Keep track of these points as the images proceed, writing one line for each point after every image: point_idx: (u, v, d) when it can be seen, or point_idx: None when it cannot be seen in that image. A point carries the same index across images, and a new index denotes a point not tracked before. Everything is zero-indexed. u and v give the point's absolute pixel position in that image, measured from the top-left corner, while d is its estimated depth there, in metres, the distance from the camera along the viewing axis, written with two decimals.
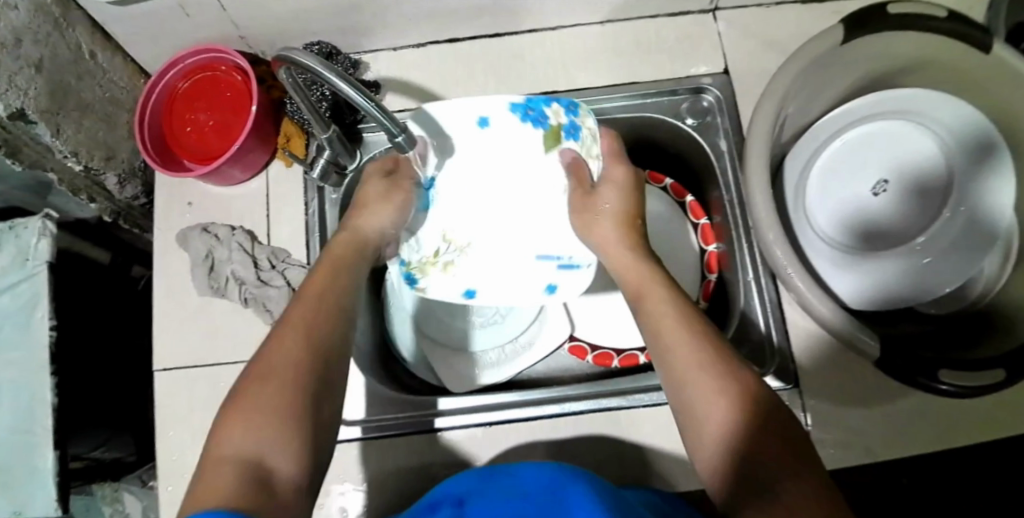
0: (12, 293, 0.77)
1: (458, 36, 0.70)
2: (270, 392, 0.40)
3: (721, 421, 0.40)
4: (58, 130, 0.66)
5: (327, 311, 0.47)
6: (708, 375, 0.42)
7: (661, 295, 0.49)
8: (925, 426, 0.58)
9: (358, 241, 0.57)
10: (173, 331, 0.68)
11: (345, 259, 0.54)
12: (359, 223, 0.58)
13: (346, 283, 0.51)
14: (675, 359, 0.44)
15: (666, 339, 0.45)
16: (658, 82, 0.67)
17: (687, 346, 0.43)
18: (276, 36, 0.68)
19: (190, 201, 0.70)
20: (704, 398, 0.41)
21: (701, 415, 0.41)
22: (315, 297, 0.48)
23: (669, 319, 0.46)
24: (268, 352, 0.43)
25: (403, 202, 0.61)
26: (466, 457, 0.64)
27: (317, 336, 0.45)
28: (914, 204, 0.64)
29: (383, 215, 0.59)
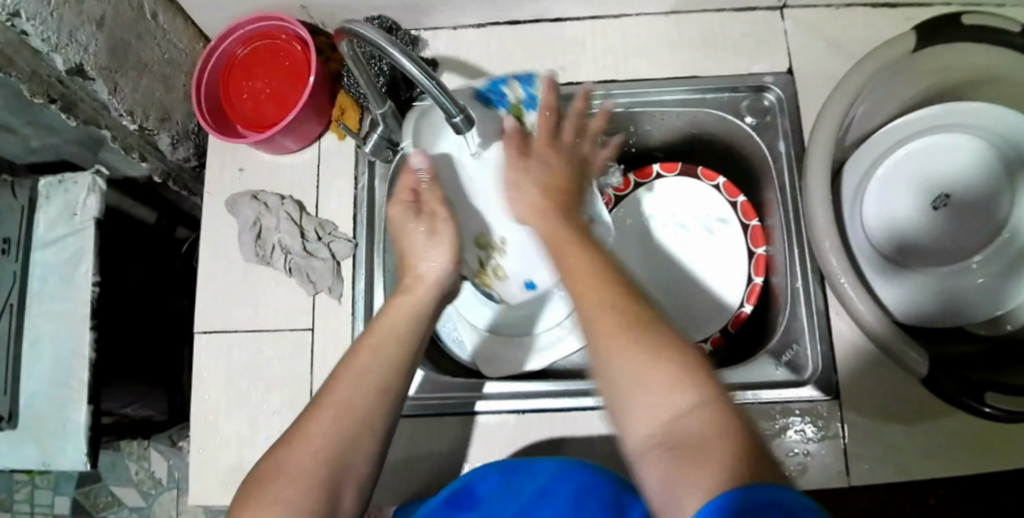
0: (57, 247, 0.78)
1: (519, 19, 0.69)
2: (279, 491, 0.40)
3: (663, 402, 0.35)
4: (116, 88, 0.67)
5: (363, 396, 0.44)
6: (637, 350, 0.37)
7: (588, 265, 0.42)
8: (968, 449, 0.57)
9: (422, 296, 0.50)
10: (217, 295, 0.68)
11: (404, 329, 0.48)
12: (419, 275, 0.51)
13: (395, 357, 0.46)
14: (601, 332, 0.38)
15: (589, 314, 0.39)
16: (720, 79, 0.66)
17: (611, 315, 0.38)
18: (336, 7, 0.67)
19: (241, 167, 0.70)
20: (650, 378, 0.36)
21: (649, 396, 0.35)
22: (351, 376, 0.44)
23: (592, 292, 0.40)
24: (296, 442, 0.42)
25: (454, 241, 0.53)
26: (495, 443, 0.64)
27: (343, 434, 0.42)
28: (975, 217, 0.62)
29: (435, 256, 0.52)
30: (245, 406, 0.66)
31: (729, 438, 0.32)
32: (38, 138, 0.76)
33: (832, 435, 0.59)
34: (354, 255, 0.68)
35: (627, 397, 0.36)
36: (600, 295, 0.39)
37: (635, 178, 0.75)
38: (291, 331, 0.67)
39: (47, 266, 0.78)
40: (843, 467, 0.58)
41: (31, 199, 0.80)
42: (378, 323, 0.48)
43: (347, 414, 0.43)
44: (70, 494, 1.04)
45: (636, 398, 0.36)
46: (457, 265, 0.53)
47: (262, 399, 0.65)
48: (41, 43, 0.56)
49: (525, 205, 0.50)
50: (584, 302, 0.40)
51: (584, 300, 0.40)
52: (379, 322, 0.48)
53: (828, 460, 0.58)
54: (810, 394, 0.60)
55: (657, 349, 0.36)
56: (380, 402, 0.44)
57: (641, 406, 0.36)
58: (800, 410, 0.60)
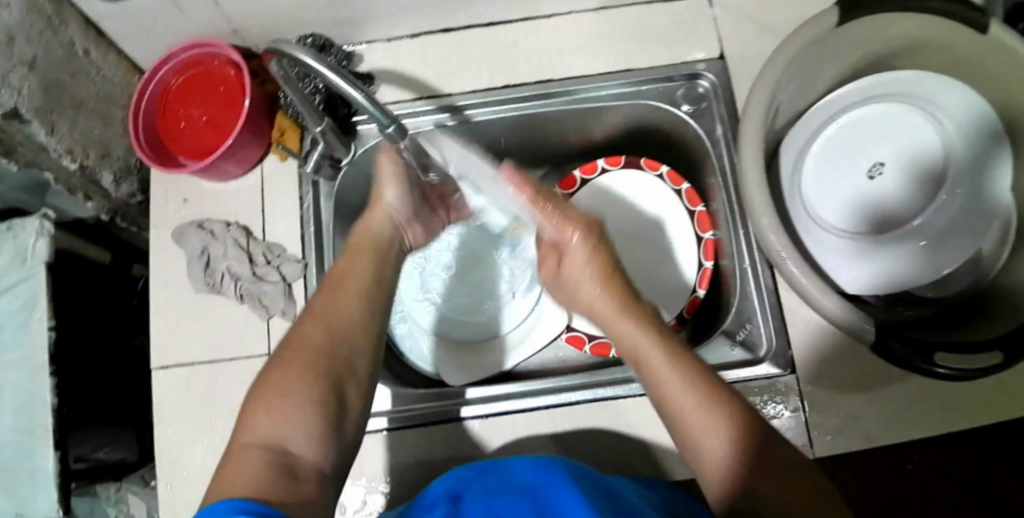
0: (9, 295, 0.77)
1: (451, 26, 0.69)
2: (286, 390, 0.43)
3: (720, 458, 0.41)
4: (53, 129, 0.66)
5: (352, 307, 0.49)
6: (699, 408, 0.42)
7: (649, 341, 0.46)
8: (928, 411, 0.57)
9: (378, 226, 0.57)
10: (171, 328, 0.68)
11: (370, 244, 0.55)
12: (377, 209, 0.58)
13: (370, 269, 0.53)
14: (676, 403, 0.43)
15: (662, 388, 0.44)
16: (653, 69, 0.67)
17: (673, 377, 0.44)
18: (268, 30, 0.68)
19: (185, 197, 0.70)
20: (710, 436, 0.41)
21: (707, 452, 0.42)
22: (334, 290, 0.50)
23: (660, 368, 0.45)
24: (288, 352, 0.46)
25: (399, 174, 0.59)
26: (461, 450, 0.63)
27: (336, 331, 0.47)
28: (912, 184, 0.63)
29: (390, 191, 0.58)
30: (206, 438, 0.65)
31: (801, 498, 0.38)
32: None
33: (793, 409, 0.58)
34: (304, 276, 0.67)
35: (692, 448, 0.43)
36: (654, 359, 0.45)
37: (580, 174, 0.75)
38: (248, 357, 0.66)
39: (2, 315, 0.77)
40: (808, 441, 0.57)
41: None
42: (352, 244, 0.55)
43: (337, 321, 0.48)
44: None
45: (700, 452, 0.42)
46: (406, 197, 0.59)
47: (224, 429, 0.65)
48: None
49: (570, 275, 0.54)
50: (642, 365, 0.46)
51: (646, 366, 0.46)
52: (355, 245, 0.55)
53: (792, 437, 0.58)
54: (767, 371, 0.60)
55: (728, 412, 0.42)
56: (366, 308, 0.50)
57: (704, 459, 0.42)
58: (758, 389, 0.60)
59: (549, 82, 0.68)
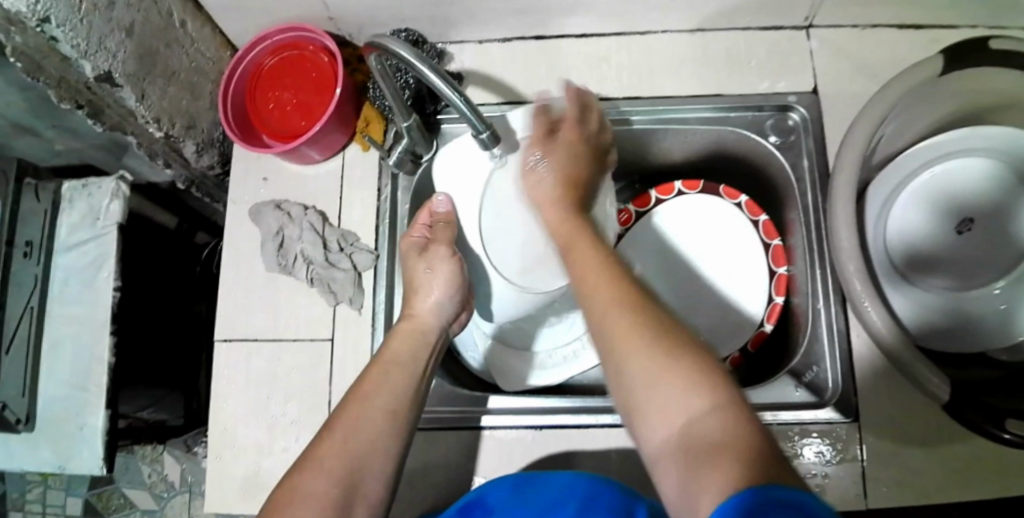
0: (78, 251, 0.79)
1: (546, 34, 0.69)
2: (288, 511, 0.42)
3: (678, 406, 0.36)
4: (143, 96, 0.67)
5: (374, 420, 0.48)
6: (651, 352, 0.39)
7: (598, 281, 0.44)
8: (989, 476, 0.57)
9: (419, 330, 0.57)
10: (238, 303, 0.69)
11: (404, 356, 0.53)
12: (416, 312, 0.58)
13: (401, 383, 0.51)
14: (618, 346, 0.40)
15: (605, 328, 0.42)
16: (744, 97, 0.66)
17: (623, 319, 0.41)
18: (364, 20, 0.68)
19: (265, 176, 0.71)
20: (665, 385, 0.37)
21: (664, 403, 0.37)
22: (358, 402, 0.49)
23: (608, 307, 0.42)
24: (300, 471, 0.45)
25: (454, 271, 0.58)
26: (511, 459, 0.64)
27: (351, 455, 0.46)
28: (994, 242, 0.61)
29: (432, 293, 0.58)
30: (262, 415, 0.66)
31: (745, 442, 0.32)
32: (61, 142, 0.77)
33: (849, 458, 0.58)
34: (375, 267, 0.68)
35: (643, 405, 0.38)
36: (606, 301, 0.43)
37: (656, 195, 0.76)
38: (310, 340, 0.67)
39: (69, 271, 0.79)
40: (862, 491, 0.57)
41: (54, 202, 0.80)
42: (382, 353, 0.54)
43: (363, 439, 0.47)
44: (81, 496, 1.04)
45: (655, 404, 0.37)
46: (452, 300, 0.59)
47: (281, 408, 0.66)
48: (71, 50, 0.57)
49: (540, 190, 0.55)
50: (594, 309, 0.43)
51: (599, 307, 0.43)
52: (387, 354, 0.53)
53: (846, 484, 0.58)
54: (829, 416, 0.59)
55: (676, 352, 0.38)
56: (390, 428, 0.48)
57: (658, 413, 0.37)
58: (815, 432, 0.59)
59: (636, 101, 0.68)
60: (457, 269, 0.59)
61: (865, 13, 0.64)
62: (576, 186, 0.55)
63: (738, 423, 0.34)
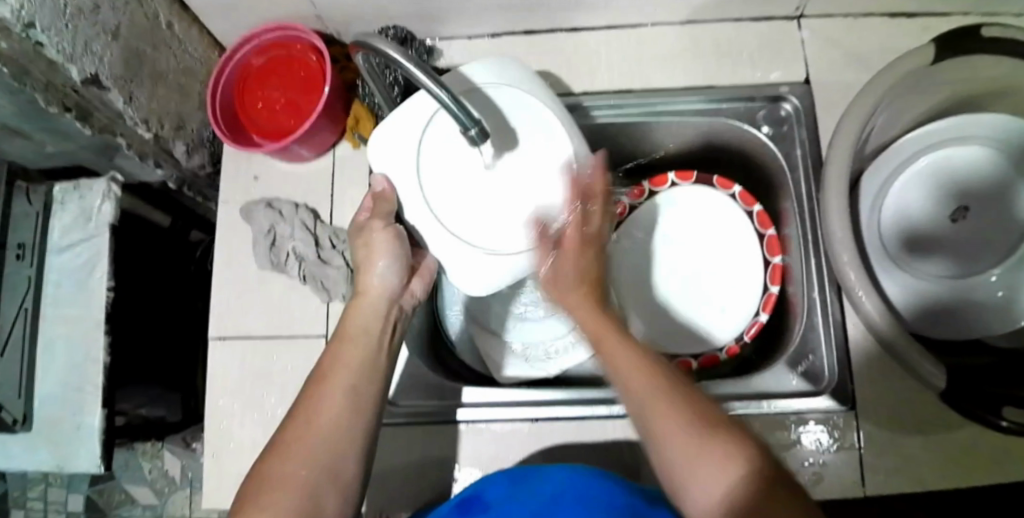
0: (72, 252, 0.79)
1: (535, 28, 0.69)
2: (259, 510, 0.42)
3: (720, 477, 0.40)
4: (131, 98, 0.67)
5: (335, 403, 0.47)
6: (693, 428, 0.42)
7: (628, 362, 0.47)
8: (988, 460, 0.57)
9: (373, 304, 0.54)
10: (232, 302, 0.69)
11: (359, 329, 0.53)
12: (364, 288, 0.55)
13: (356, 359, 0.51)
14: (653, 429, 0.43)
15: (640, 414, 0.44)
16: (735, 88, 0.66)
17: (663, 395, 0.44)
18: (352, 16, 0.68)
19: (256, 175, 0.70)
20: (707, 458, 0.40)
21: (703, 474, 0.40)
22: (317, 387, 0.49)
23: (641, 390, 0.45)
24: (266, 465, 0.45)
25: (390, 244, 0.55)
26: (509, 453, 0.64)
27: (314, 441, 0.45)
28: (990, 227, 0.61)
29: (375, 270, 0.55)
30: (258, 413, 0.66)
31: (786, 512, 0.37)
32: (51, 145, 0.77)
33: (846, 446, 0.58)
34: None
35: (685, 476, 0.41)
36: (643, 380, 0.45)
37: (649, 186, 0.76)
38: (305, 339, 0.67)
39: (64, 271, 0.79)
40: (860, 476, 0.57)
41: (46, 205, 0.79)
42: (338, 334, 0.53)
43: (327, 421, 0.46)
44: (82, 492, 1.05)
45: (696, 474, 0.40)
46: (400, 271, 0.56)
47: (277, 407, 0.66)
48: (57, 55, 0.56)
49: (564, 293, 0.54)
50: (631, 387, 0.45)
51: (632, 385, 0.45)
52: (343, 334, 0.53)
53: (843, 472, 0.58)
54: (825, 405, 0.59)
55: (715, 428, 0.42)
56: (350, 405, 0.48)
57: (699, 483, 0.40)
58: (813, 420, 0.59)
59: (626, 95, 0.67)
60: (393, 239, 0.55)
61: (855, 2, 0.64)
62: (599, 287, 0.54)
63: (778, 495, 0.38)
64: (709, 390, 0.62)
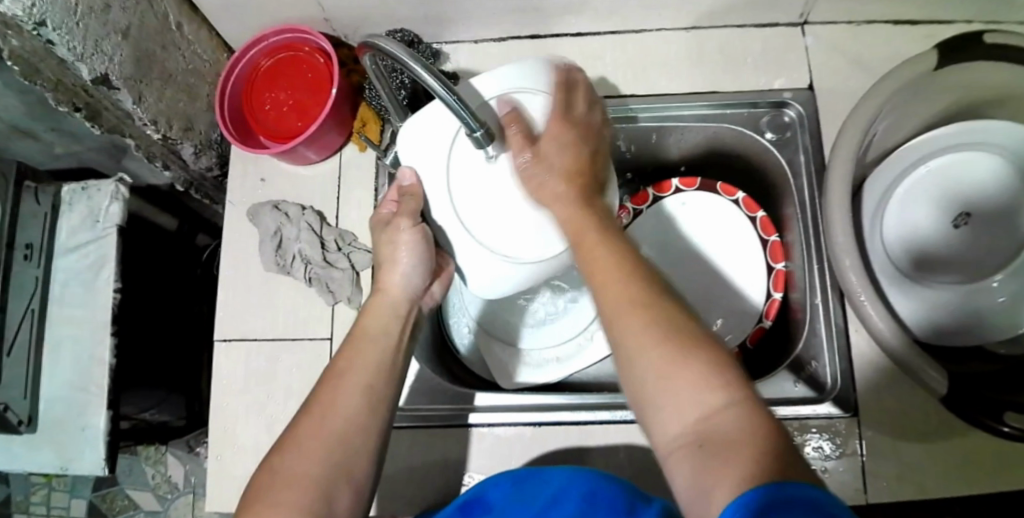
0: (79, 253, 0.79)
1: (541, 33, 0.70)
2: (273, 500, 0.42)
3: (693, 404, 0.37)
4: (141, 98, 0.67)
5: (350, 400, 0.48)
6: (665, 352, 0.38)
7: (613, 271, 0.43)
8: (992, 466, 0.57)
9: (392, 304, 0.55)
10: (238, 304, 0.69)
11: (376, 329, 0.53)
12: (385, 288, 0.55)
13: (375, 358, 0.51)
14: (633, 345, 0.39)
15: (618, 320, 0.41)
16: (739, 94, 0.66)
17: (637, 314, 0.40)
18: (360, 20, 0.68)
19: (263, 177, 0.71)
20: (676, 381, 0.37)
21: (675, 400, 0.37)
22: (333, 382, 0.49)
23: (624, 300, 0.41)
24: (280, 456, 0.45)
25: (417, 242, 0.53)
26: (512, 457, 0.64)
27: (329, 436, 0.46)
28: (991, 236, 0.61)
29: (398, 270, 0.55)
30: (262, 414, 0.66)
31: (759, 444, 0.33)
32: (61, 145, 0.77)
33: (849, 453, 0.58)
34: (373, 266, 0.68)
35: (656, 399, 0.38)
36: (619, 294, 0.41)
37: (653, 192, 0.76)
38: (310, 341, 0.67)
39: (70, 273, 0.79)
40: (863, 485, 0.57)
41: (54, 206, 0.80)
42: (356, 331, 0.53)
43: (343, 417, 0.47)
44: (85, 498, 1.05)
45: (666, 397, 0.38)
46: (422, 271, 0.56)
47: (281, 409, 0.66)
48: (68, 53, 0.57)
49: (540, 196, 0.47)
50: (607, 302, 0.42)
51: (608, 303, 0.42)
52: (361, 331, 0.53)
53: (845, 478, 0.58)
54: (828, 411, 0.60)
55: (687, 350, 0.38)
56: (366, 403, 0.48)
57: (670, 408, 0.37)
58: (815, 426, 0.59)
59: (631, 100, 0.68)
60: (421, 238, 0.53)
61: (859, 9, 0.64)
62: (581, 175, 0.48)
63: (752, 425, 0.34)
64: None
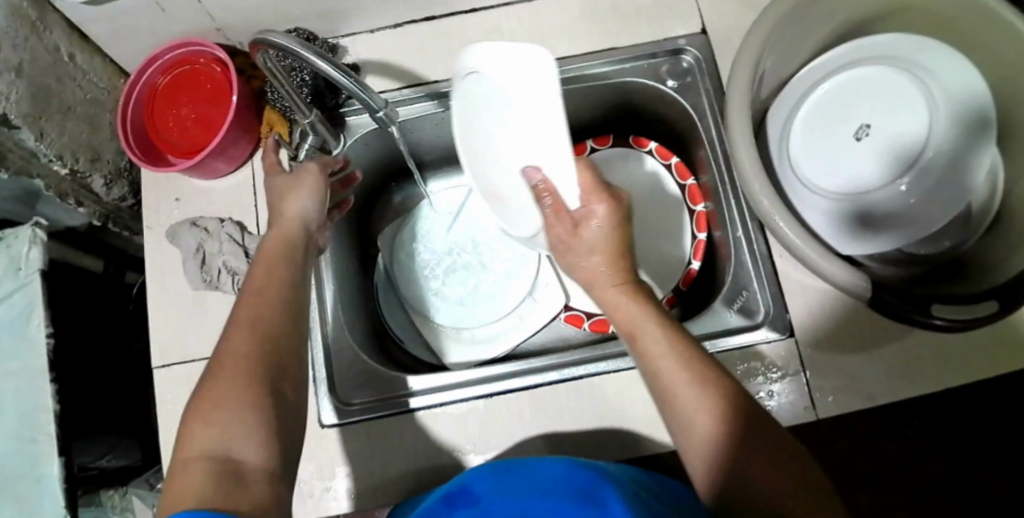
0: (5, 305, 0.75)
1: (434, 14, 0.70)
2: (219, 397, 0.42)
3: (752, 482, 0.39)
4: (42, 135, 0.66)
5: (272, 309, 0.49)
6: (734, 432, 0.40)
7: (653, 328, 0.46)
8: (935, 365, 0.57)
9: (292, 226, 0.57)
10: (172, 327, 0.68)
11: (282, 249, 0.54)
12: (285, 211, 0.57)
13: (285, 273, 0.52)
14: (692, 420, 0.41)
15: (668, 381, 0.43)
16: (636, 47, 0.68)
17: (701, 394, 0.41)
18: (252, 25, 0.68)
19: (178, 196, 0.70)
20: (738, 459, 0.40)
21: (732, 475, 0.40)
22: (254, 295, 0.49)
23: (668, 361, 0.43)
24: (220, 356, 0.45)
25: (319, 183, 0.60)
26: (466, 434, 0.63)
27: (260, 338, 0.46)
28: (892, 143, 0.62)
29: (303, 198, 0.59)
30: None
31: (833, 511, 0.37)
32: None
33: (792, 372, 0.58)
34: None
35: (713, 471, 0.40)
36: (678, 378, 0.43)
37: None
38: None
39: None
40: (810, 403, 0.57)
41: None
42: (261, 254, 0.54)
43: (269, 335, 0.46)
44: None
45: (723, 473, 0.40)
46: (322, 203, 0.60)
47: None
48: None
49: (597, 285, 0.50)
50: (667, 395, 0.43)
51: (672, 392, 0.43)
52: (265, 253, 0.54)
53: (792, 398, 0.58)
54: (766, 335, 0.60)
55: (753, 433, 0.40)
56: (282, 305, 0.49)
57: (727, 483, 0.40)
58: (755, 353, 0.59)
59: None
60: (322, 182, 0.60)
61: None
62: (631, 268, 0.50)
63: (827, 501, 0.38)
64: None
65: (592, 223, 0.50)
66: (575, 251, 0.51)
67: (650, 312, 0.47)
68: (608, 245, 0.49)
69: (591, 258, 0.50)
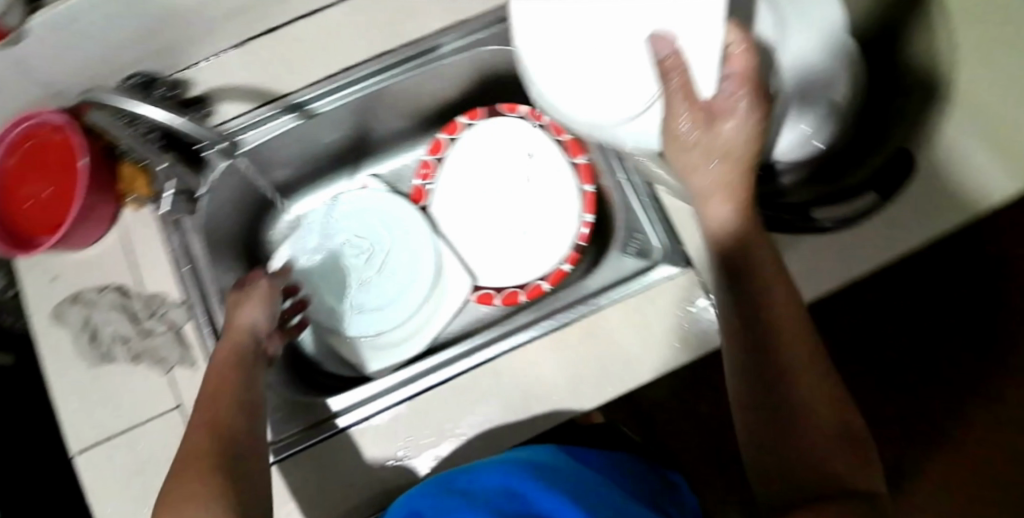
0: None
1: (274, 24, 0.67)
2: (182, 490, 0.46)
3: (822, 428, 0.44)
4: None
5: (232, 411, 0.52)
6: (816, 388, 0.45)
7: (778, 272, 0.47)
8: (857, 254, 0.52)
9: (240, 336, 0.59)
10: (77, 409, 0.63)
11: (234, 355, 0.57)
12: (234, 323, 0.59)
13: (241, 378, 0.55)
14: (795, 376, 0.45)
15: (784, 335, 0.45)
16: (484, 13, 0.66)
17: (803, 349, 0.45)
18: (88, 80, 0.65)
19: (55, 274, 0.67)
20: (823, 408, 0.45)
21: (816, 424, 0.44)
22: (212, 398, 0.53)
23: (788, 311, 0.46)
24: (183, 457, 0.48)
25: (268, 295, 0.63)
26: (395, 439, 0.60)
27: (218, 435, 0.50)
28: None
29: (251, 312, 0.61)
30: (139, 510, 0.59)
31: (857, 455, 0.44)
32: None
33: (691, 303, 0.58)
34: (192, 318, 0.65)
35: (803, 428, 0.44)
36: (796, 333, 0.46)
37: (444, 137, 0.75)
38: (159, 416, 0.62)
39: None
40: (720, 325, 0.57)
41: None
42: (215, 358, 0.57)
43: (220, 427, 0.51)
44: None
45: (804, 430, 0.44)
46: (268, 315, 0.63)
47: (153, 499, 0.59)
48: None
49: (720, 215, 0.49)
50: (783, 342, 0.45)
51: (789, 352, 0.45)
52: (219, 358, 0.57)
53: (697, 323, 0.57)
54: (666, 272, 0.59)
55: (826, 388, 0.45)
56: (242, 407, 0.53)
57: (814, 434, 0.44)
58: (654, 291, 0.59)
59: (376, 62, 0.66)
60: (270, 294, 0.64)
61: None
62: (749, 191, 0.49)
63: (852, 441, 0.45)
64: (558, 300, 0.64)
65: (738, 130, 0.47)
66: (700, 163, 0.48)
67: (766, 254, 0.48)
68: (740, 158, 0.48)
69: (716, 174, 0.48)
